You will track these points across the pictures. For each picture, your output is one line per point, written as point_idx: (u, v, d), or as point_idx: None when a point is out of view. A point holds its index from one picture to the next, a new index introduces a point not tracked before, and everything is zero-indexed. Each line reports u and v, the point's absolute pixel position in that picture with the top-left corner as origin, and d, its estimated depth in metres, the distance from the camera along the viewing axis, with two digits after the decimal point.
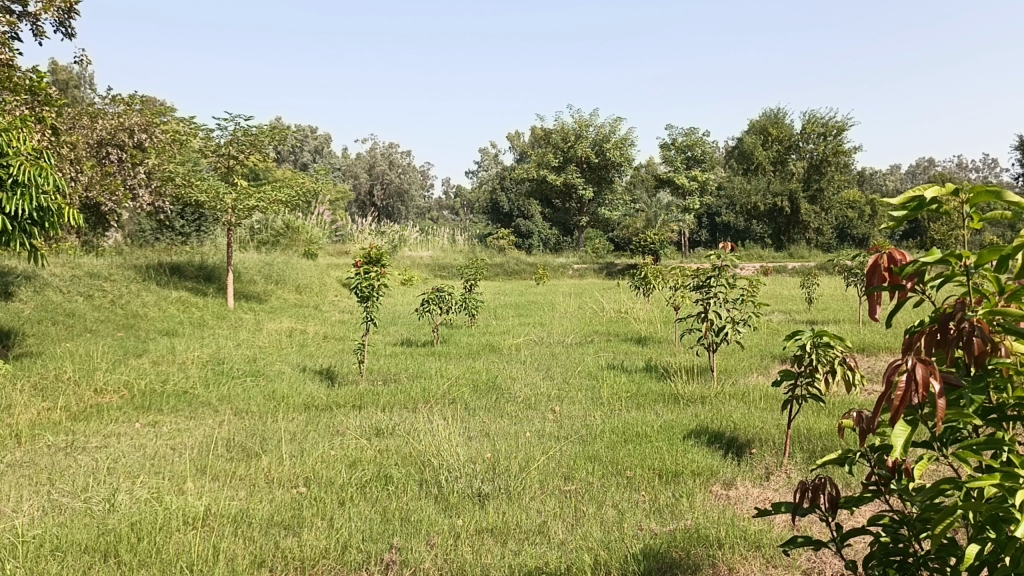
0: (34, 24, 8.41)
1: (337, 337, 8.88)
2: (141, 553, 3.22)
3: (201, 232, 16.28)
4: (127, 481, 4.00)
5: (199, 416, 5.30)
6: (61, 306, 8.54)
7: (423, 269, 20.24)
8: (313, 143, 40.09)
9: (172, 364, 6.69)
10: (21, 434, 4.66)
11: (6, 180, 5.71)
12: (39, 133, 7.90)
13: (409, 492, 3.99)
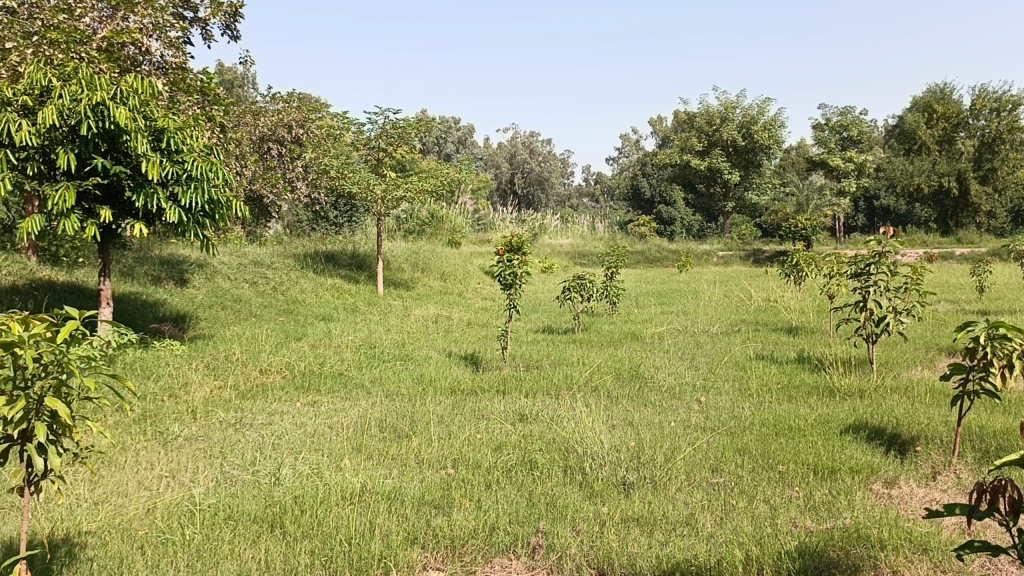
0: (204, 28, 9.03)
1: (481, 324, 9.05)
2: (304, 525, 3.41)
3: (351, 222, 17.01)
4: (290, 456, 4.25)
5: (353, 397, 5.55)
6: (229, 292, 9.16)
7: (564, 257, 20.28)
8: (455, 134, 41.17)
9: (328, 347, 7.04)
10: (197, 410, 5.05)
11: (181, 175, 6.18)
12: (210, 131, 8.49)
13: (554, 478, 4.01)
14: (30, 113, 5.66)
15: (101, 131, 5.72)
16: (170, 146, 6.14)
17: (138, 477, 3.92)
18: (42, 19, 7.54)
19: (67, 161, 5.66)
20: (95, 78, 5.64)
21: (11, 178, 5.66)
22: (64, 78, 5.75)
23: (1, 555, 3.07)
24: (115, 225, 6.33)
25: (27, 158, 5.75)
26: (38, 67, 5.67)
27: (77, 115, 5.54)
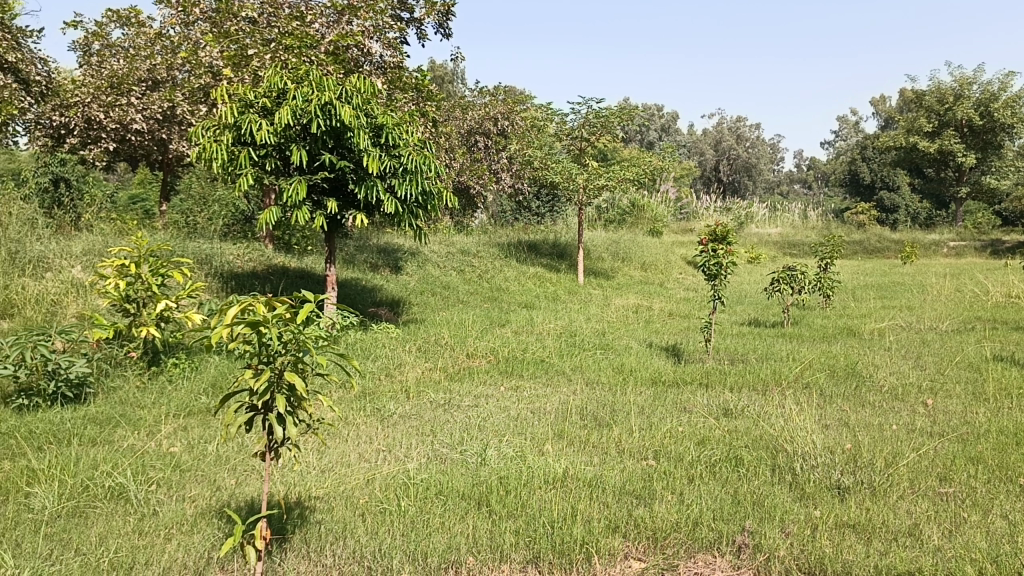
0: (419, 28, 9.50)
1: (682, 315, 8.89)
2: (509, 505, 3.52)
3: (553, 212, 17.14)
4: (495, 438, 4.41)
5: (555, 384, 5.66)
6: (438, 279, 9.63)
7: (771, 247, 19.42)
8: (659, 121, 40.62)
9: (531, 334, 7.22)
10: (410, 390, 5.36)
11: (398, 168, 6.55)
12: (423, 125, 8.96)
13: (761, 476, 3.86)
14: (268, 114, 6.24)
15: (328, 128, 6.18)
16: (388, 141, 6.51)
17: (359, 450, 4.22)
18: (279, 27, 8.27)
19: (300, 157, 6.18)
20: (324, 80, 6.12)
21: (253, 174, 6.26)
22: (297, 81, 6.29)
23: (245, 513, 3.44)
24: (339, 216, 6.81)
25: (266, 155, 6.34)
26: (276, 72, 6.23)
27: (308, 113, 6.02)
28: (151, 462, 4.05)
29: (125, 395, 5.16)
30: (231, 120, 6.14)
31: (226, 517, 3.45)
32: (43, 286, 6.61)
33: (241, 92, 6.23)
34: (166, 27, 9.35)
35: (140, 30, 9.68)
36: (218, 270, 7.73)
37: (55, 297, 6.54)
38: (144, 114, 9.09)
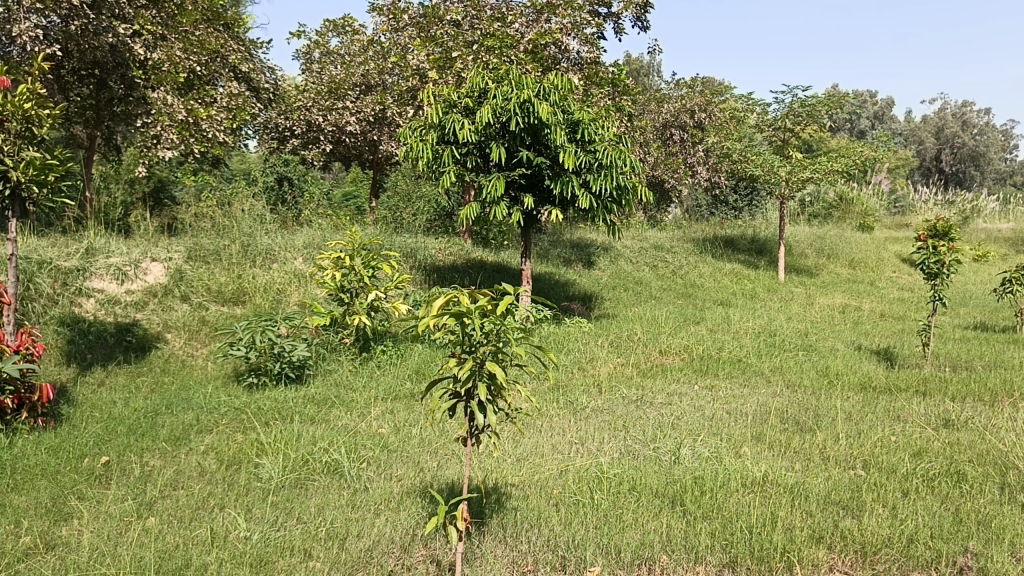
0: (617, 22, 9.48)
1: (896, 316, 8.27)
2: (705, 506, 3.44)
3: (752, 207, 16.48)
4: (688, 437, 4.33)
5: (753, 385, 5.46)
6: (631, 275, 9.58)
7: (1002, 244, 17.58)
8: (871, 109, 37.97)
9: (728, 332, 7.01)
10: (603, 384, 5.38)
11: (593, 164, 6.56)
12: (619, 120, 8.95)
13: (988, 495, 3.53)
14: (470, 114, 6.51)
15: (526, 126, 6.33)
16: (584, 137, 6.54)
17: (552, 441, 4.29)
18: (481, 29, 8.56)
19: (499, 154, 6.38)
20: (523, 78, 6.29)
21: (455, 171, 6.55)
22: (498, 80, 6.50)
23: (446, 494, 3.61)
24: (536, 211, 6.94)
25: (468, 153, 6.60)
26: (478, 72, 6.47)
27: (508, 111, 6.20)
28: (361, 441, 4.35)
29: (339, 378, 5.58)
30: (436, 121, 6.47)
31: (429, 497, 3.64)
32: (270, 277, 7.28)
33: (445, 93, 6.54)
34: (378, 34, 9.97)
35: (355, 38, 10.38)
36: (422, 263, 8.15)
37: (279, 286, 7.18)
38: (358, 116, 9.74)
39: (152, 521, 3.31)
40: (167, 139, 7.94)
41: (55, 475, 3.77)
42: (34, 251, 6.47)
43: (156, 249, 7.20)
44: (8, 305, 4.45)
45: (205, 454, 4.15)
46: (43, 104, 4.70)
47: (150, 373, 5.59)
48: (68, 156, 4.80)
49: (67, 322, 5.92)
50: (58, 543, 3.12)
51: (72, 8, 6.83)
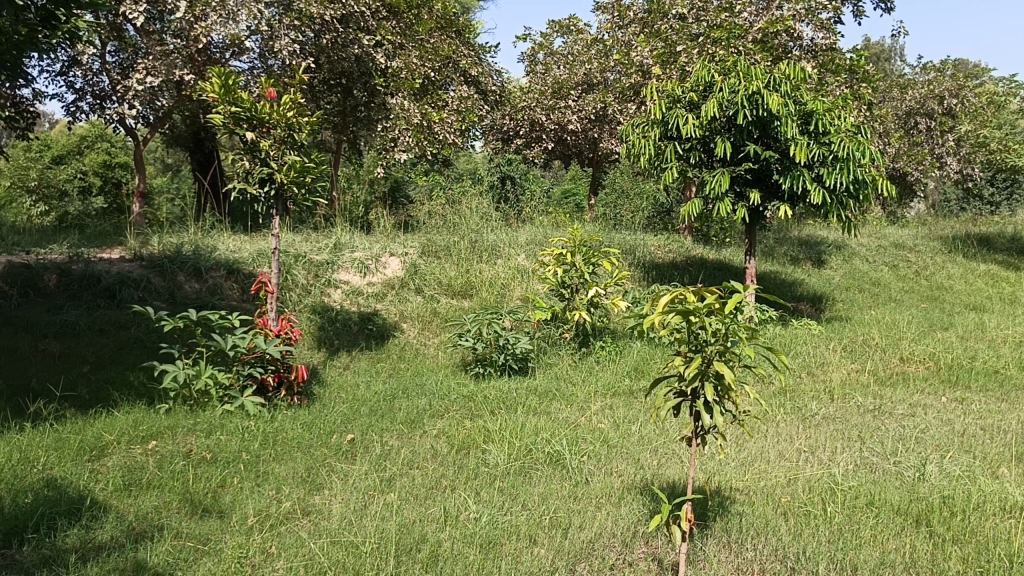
0: (856, 4, 8.86)
1: None
2: (956, 529, 3.15)
3: (1011, 201, 14.80)
4: (935, 453, 3.98)
5: (1013, 400, 4.91)
6: (867, 275, 8.95)
7: None
8: None
9: (982, 340, 6.35)
10: (835, 391, 5.08)
11: (828, 156, 6.19)
12: (857, 109, 8.38)
13: None
14: (695, 108, 6.41)
15: (754, 119, 6.12)
16: (818, 129, 6.18)
17: (779, 448, 4.11)
18: (707, 21, 8.36)
19: (724, 149, 6.22)
20: (753, 70, 6.09)
21: (678, 167, 6.47)
22: (725, 73, 6.35)
23: (668, 493, 3.58)
24: (762, 207, 6.67)
25: (691, 148, 6.50)
26: (703, 65, 6.36)
27: (735, 104, 6.03)
28: (583, 434, 4.41)
29: (560, 371, 5.71)
30: (659, 116, 6.44)
31: (650, 495, 3.62)
32: (496, 272, 7.58)
33: (669, 88, 6.48)
34: (602, 32, 10.06)
35: (578, 38, 10.55)
36: (641, 260, 8.12)
37: (504, 281, 7.47)
38: (579, 115, 9.92)
39: (391, 497, 3.57)
40: (405, 142, 8.49)
41: (309, 448, 4.17)
42: (291, 246, 7.20)
43: (393, 245, 7.74)
44: (272, 294, 4.99)
45: (437, 437, 4.41)
46: (302, 112, 5.18)
47: (388, 360, 6.02)
48: (324, 159, 5.26)
49: (318, 310, 6.53)
50: (313, 510, 3.45)
51: (324, 24, 7.62)
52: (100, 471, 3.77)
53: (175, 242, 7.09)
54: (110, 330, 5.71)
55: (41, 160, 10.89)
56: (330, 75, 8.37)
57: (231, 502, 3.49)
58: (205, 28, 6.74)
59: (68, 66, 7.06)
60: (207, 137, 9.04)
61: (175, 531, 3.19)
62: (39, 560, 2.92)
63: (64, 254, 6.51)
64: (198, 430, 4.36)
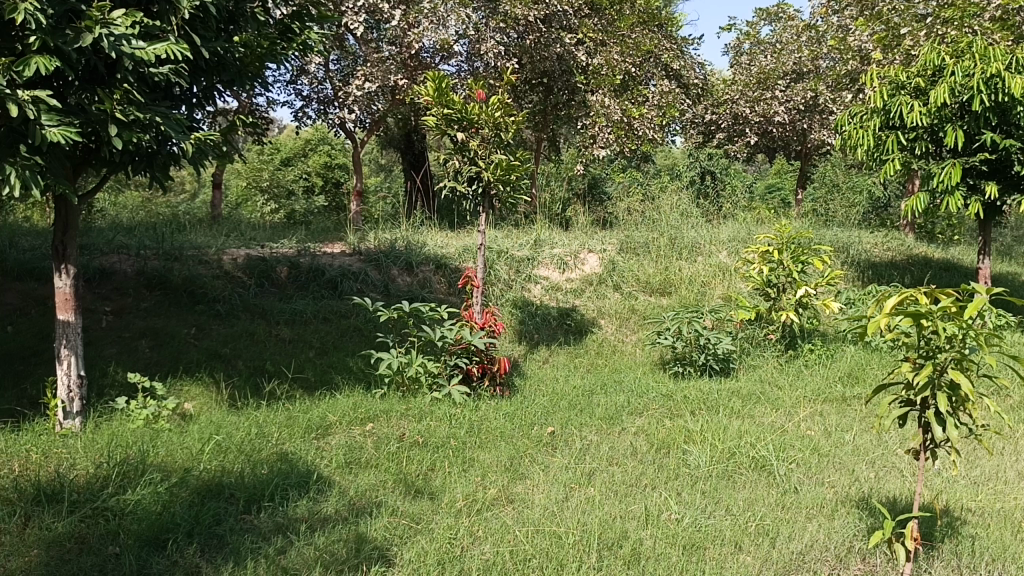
0: None
1: None
2: None
3: None
4: None
5: None
6: None
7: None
8: None
9: None
10: None
11: None
12: None
13: None
14: (922, 95, 5.94)
15: (992, 105, 5.55)
16: None
17: (1019, 468, 3.72)
18: None
19: (954, 138, 5.73)
20: (991, 50, 5.54)
21: (900, 159, 6.04)
22: (957, 55, 5.83)
23: (888, 509, 3.35)
24: (1000, 201, 6.05)
25: (916, 138, 6.03)
26: (932, 48, 5.88)
27: (970, 89, 5.52)
28: (791, 440, 4.22)
29: (764, 373, 5.50)
30: (879, 105, 6.05)
31: (868, 510, 3.40)
32: (696, 269, 7.43)
33: (892, 74, 6.06)
34: (815, 18, 9.57)
35: (788, 24, 10.11)
36: (856, 259, 7.63)
37: (705, 279, 7.31)
38: (787, 106, 9.51)
39: (592, 491, 3.60)
40: (603, 138, 8.53)
41: (512, 438, 4.29)
42: (494, 242, 7.44)
43: (592, 242, 7.80)
44: (477, 288, 5.21)
45: (637, 434, 4.39)
46: (509, 112, 5.32)
47: (587, 355, 6.06)
48: (529, 158, 5.34)
49: (520, 305, 6.70)
50: (517, 497, 3.55)
51: (527, 25, 7.86)
52: (325, 448, 4.09)
53: (389, 238, 7.55)
54: (332, 318, 6.19)
55: (272, 162, 11.97)
56: (534, 75, 8.63)
57: (441, 485, 3.66)
58: (417, 35, 7.14)
59: (298, 76, 7.71)
60: (418, 138, 9.57)
61: (391, 508, 3.40)
62: (275, 526, 3.22)
63: (292, 248, 7.12)
64: (410, 415, 4.62)
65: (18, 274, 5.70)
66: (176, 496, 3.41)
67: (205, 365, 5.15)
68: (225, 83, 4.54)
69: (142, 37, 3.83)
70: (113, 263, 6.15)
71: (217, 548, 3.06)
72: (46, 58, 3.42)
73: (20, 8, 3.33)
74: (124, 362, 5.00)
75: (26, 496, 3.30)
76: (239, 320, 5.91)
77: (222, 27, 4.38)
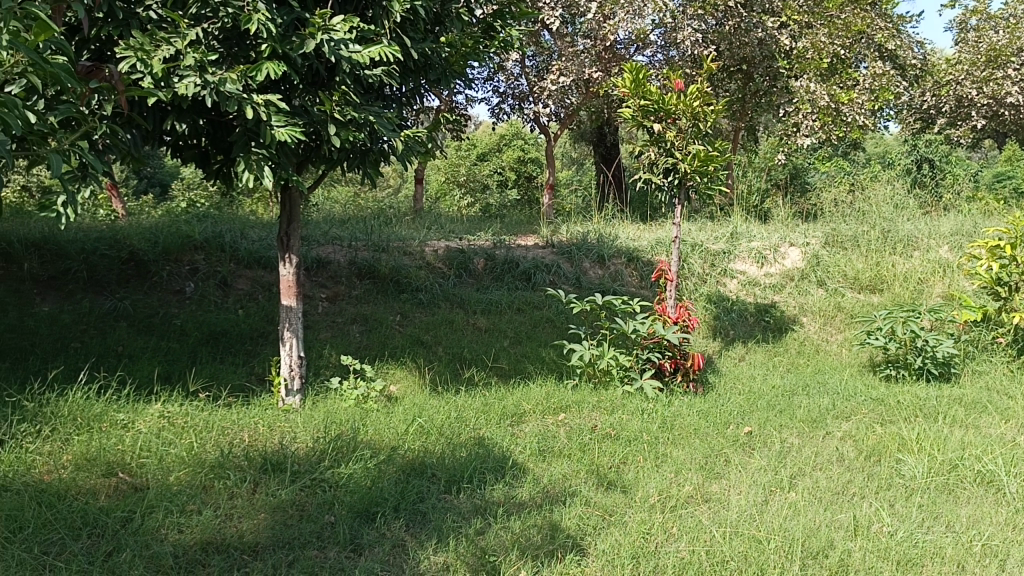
0: None
1: None
2: None
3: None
4: None
5: None
6: None
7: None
8: None
9: None
10: None
11: None
12: None
13: None
14: None
15: None
16: None
17: None
18: None
19: None
20: None
21: None
22: None
23: None
24: None
25: None
26: None
27: None
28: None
29: (991, 381, 5.01)
30: None
31: None
32: (911, 266, 6.92)
33: None
34: None
35: None
36: None
37: (922, 276, 6.80)
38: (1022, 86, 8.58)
39: (793, 496, 3.45)
40: (808, 126, 8.22)
41: (707, 436, 4.18)
42: (689, 234, 7.29)
43: (794, 235, 7.44)
44: (671, 282, 5.14)
45: (843, 440, 4.14)
46: (709, 101, 5.17)
47: (787, 353, 5.80)
48: (729, 148, 5.17)
49: (714, 300, 6.52)
50: (713, 497, 3.46)
51: (726, 10, 7.61)
52: (519, 435, 4.20)
53: (582, 230, 7.61)
54: (526, 309, 6.34)
55: (468, 158, 12.42)
56: (734, 63, 8.38)
57: (634, 479, 3.64)
58: (613, 26, 7.17)
59: (496, 72, 7.93)
60: (610, 131, 9.56)
61: (585, 498, 3.43)
62: (473, 508, 3.35)
63: (489, 240, 7.35)
64: (602, 407, 4.64)
65: (247, 262, 6.34)
66: (384, 472, 3.63)
67: (409, 351, 5.43)
68: (430, 82, 4.75)
69: (357, 41, 4.07)
70: (328, 253, 6.62)
71: (421, 524, 3.23)
72: (274, 63, 3.73)
73: (254, 18, 3.64)
74: (337, 345, 5.38)
75: (255, 463, 3.63)
76: (440, 308, 6.20)
77: (429, 28, 4.59)
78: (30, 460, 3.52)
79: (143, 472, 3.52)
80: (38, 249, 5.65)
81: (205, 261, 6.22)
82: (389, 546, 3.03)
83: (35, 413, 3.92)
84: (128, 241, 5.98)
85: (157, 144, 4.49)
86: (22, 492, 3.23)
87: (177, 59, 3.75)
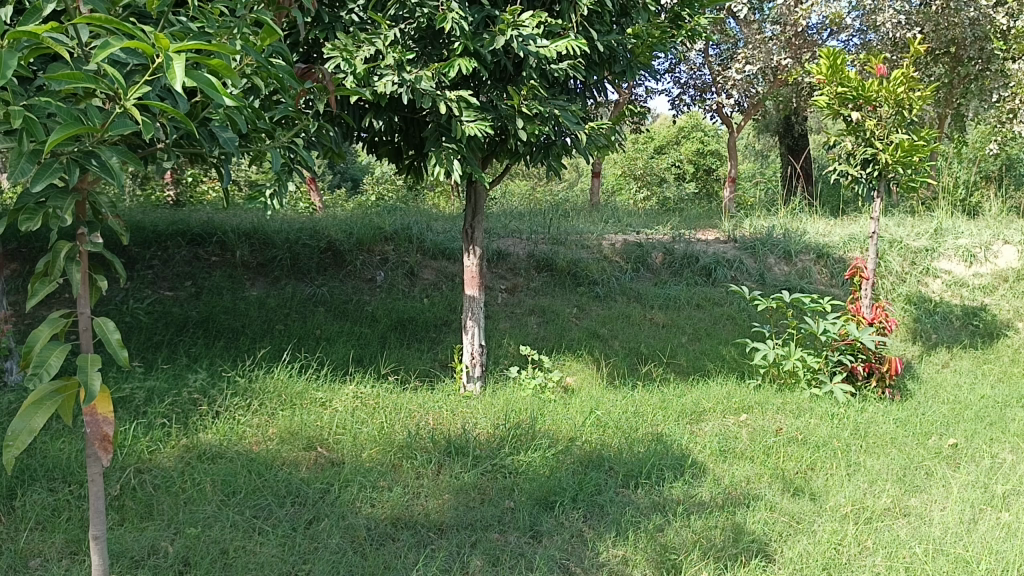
0: None
1: None
2: None
3: None
4: None
5: None
6: None
7: None
8: None
9: None
10: None
11: None
12: None
13: None
14: None
15: None
16: None
17: None
18: None
19: None
20: None
21: None
22: None
23: None
24: None
25: None
26: None
27: None
28: None
29: None
30: None
31: None
32: None
33: None
34: None
35: None
36: None
37: None
38: None
39: (1007, 516, 3.16)
40: None
41: (906, 446, 3.90)
42: (886, 230, 6.84)
43: (1009, 231, 6.80)
44: (867, 280, 4.84)
45: None
46: (915, 86, 4.78)
47: (998, 361, 5.30)
48: (936, 137, 4.78)
49: (915, 301, 6.08)
50: (913, 511, 3.22)
51: None
52: (699, 434, 4.10)
53: (766, 225, 7.33)
54: (706, 305, 6.19)
55: (646, 151, 12.26)
56: (941, 45, 7.78)
57: (823, 486, 3.46)
58: (806, 10, 6.82)
59: (679, 63, 7.78)
60: (798, 120, 9.12)
61: (770, 504, 3.29)
62: (652, 504, 3.31)
63: (668, 234, 7.23)
64: (788, 410, 4.44)
65: (433, 253, 6.65)
66: (562, 462, 3.67)
67: (586, 343, 5.44)
68: (615, 74, 4.71)
69: (545, 36, 4.11)
70: (509, 245, 6.77)
71: (599, 516, 3.23)
72: (467, 60, 3.83)
73: (448, 18, 3.75)
74: (516, 335, 5.49)
75: (440, 446, 3.77)
76: (617, 302, 6.17)
77: (615, 21, 4.55)
78: (242, 431, 3.85)
79: (340, 447, 3.76)
80: (249, 237, 6.16)
81: (394, 251, 6.55)
82: (568, 536, 3.05)
83: (246, 387, 4.28)
84: (326, 233, 6.40)
85: (356, 141, 4.75)
86: (235, 460, 3.54)
87: (378, 58, 3.95)
